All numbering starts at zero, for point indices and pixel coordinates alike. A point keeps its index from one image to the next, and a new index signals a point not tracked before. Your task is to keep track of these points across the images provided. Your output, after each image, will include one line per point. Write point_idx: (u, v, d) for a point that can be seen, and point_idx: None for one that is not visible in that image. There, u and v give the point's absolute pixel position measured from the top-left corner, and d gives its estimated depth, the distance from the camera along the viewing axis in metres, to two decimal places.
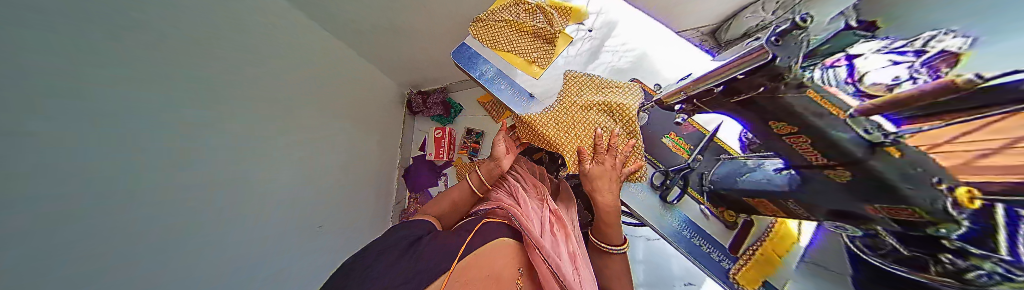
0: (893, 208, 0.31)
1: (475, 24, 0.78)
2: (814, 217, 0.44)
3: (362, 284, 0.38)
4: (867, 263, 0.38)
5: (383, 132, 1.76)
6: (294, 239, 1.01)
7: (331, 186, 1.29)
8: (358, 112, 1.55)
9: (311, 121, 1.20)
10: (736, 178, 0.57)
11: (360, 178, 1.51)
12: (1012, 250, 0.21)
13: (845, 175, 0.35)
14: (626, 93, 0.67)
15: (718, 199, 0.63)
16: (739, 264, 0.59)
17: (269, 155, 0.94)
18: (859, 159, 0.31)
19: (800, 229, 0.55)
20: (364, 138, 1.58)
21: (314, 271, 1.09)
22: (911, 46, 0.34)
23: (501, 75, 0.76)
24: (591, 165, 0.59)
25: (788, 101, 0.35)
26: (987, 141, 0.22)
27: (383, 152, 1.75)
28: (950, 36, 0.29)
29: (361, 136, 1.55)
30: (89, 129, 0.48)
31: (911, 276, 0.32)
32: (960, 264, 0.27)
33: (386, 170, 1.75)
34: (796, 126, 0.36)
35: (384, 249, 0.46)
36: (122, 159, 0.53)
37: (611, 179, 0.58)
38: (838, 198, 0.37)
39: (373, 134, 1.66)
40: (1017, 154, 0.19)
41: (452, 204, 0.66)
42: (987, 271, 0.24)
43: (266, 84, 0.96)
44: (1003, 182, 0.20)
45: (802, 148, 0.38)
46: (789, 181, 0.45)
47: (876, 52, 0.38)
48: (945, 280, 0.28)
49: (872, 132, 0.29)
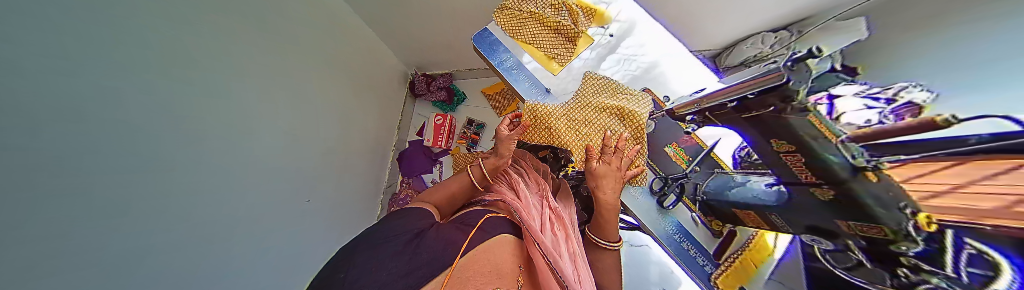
0: (864, 226, 0.35)
1: (500, 11, 0.78)
2: (791, 230, 0.49)
3: (357, 281, 0.32)
4: (831, 275, 0.43)
5: (381, 111, 1.70)
6: (271, 211, 0.95)
7: (319, 158, 1.23)
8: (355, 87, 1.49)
9: (299, 89, 1.13)
10: (725, 191, 0.61)
11: (352, 157, 1.46)
12: (955, 269, 0.25)
13: (829, 194, 0.38)
14: (638, 101, 0.70)
15: (708, 209, 0.67)
16: (721, 269, 0.65)
17: (246, 121, 0.88)
18: (844, 180, 0.35)
19: (774, 243, 0.56)
20: (357, 117, 1.50)
21: (294, 247, 1.04)
22: (885, 93, 0.32)
23: (520, 66, 0.76)
24: (597, 164, 0.61)
25: (791, 122, 0.38)
26: (930, 184, 0.26)
27: (378, 131, 1.69)
28: (916, 88, 0.28)
29: (355, 112, 1.48)
30: (23, 84, 0.40)
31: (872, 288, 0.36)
32: (914, 278, 0.31)
33: (379, 151, 1.69)
34: (794, 145, 0.39)
35: (381, 241, 0.41)
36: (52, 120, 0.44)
37: (614, 179, 0.60)
38: (817, 215, 0.41)
39: (369, 113, 1.61)
40: (962, 197, 0.23)
41: (450, 195, 0.60)
42: (933, 286, 0.28)
43: (236, 40, 0.86)
44: (948, 219, 0.24)
45: (796, 166, 0.42)
46: (778, 197, 0.48)
47: (854, 96, 0.36)
48: None
49: (858, 157, 0.33)
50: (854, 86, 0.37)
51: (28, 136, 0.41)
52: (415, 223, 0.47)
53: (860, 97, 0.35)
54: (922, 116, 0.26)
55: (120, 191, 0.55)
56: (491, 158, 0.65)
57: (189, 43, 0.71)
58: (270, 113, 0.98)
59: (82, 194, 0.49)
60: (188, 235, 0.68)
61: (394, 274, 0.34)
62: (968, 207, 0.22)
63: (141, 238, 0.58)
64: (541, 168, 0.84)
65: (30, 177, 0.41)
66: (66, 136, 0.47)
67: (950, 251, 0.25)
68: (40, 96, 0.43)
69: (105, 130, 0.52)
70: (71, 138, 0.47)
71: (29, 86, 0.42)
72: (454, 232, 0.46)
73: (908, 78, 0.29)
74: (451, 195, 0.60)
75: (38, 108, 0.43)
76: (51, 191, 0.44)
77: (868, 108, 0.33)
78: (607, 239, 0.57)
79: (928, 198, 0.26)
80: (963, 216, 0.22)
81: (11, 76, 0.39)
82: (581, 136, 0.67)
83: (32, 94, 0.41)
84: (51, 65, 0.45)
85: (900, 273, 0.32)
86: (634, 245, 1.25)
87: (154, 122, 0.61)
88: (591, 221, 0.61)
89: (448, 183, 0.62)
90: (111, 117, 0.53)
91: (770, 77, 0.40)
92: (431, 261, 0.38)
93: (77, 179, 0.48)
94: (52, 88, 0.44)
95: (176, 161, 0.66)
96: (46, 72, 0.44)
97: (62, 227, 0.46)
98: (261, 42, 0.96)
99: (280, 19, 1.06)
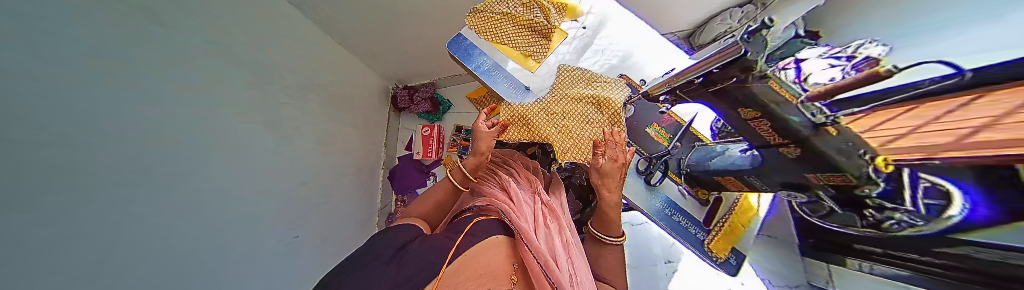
0: (831, 176, 0.37)
1: (473, 14, 0.76)
2: (769, 189, 0.52)
3: None
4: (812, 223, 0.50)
5: (369, 130, 1.59)
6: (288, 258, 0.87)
7: (321, 192, 1.13)
8: (343, 110, 1.37)
9: (293, 114, 1.03)
10: (707, 161, 0.63)
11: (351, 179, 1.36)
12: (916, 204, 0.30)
13: (795, 152, 0.40)
14: (612, 88, 0.72)
15: (693, 180, 0.69)
16: (710, 235, 0.68)
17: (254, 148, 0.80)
18: (804, 137, 0.37)
19: (758, 202, 0.68)
20: (350, 136, 1.41)
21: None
22: (845, 52, 0.36)
23: (497, 68, 0.76)
24: (597, 159, 0.60)
25: (753, 90, 0.39)
26: (887, 129, 0.28)
27: (368, 151, 1.58)
28: (874, 44, 0.31)
29: (346, 135, 1.37)
30: (39, 152, 0.34)
31: (848, 230, 0.42)
32: (879, 216, 0.36)
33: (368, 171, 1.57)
34: (761, 110, 0.40)
35: (367, 261, 0.39)
36: (63, 187, 0.37)
37: (618, 174, 0.60)
38: (791, 170, 0.43)
39: (360, 135, 1.50)
40: (922, 134, 0.25)
41: (436, 203, 0.61)
42: (898, 221, 0.34)
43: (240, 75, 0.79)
44: (916, 161, 0.26)
45: (763, 130, 0.43)
46: (753, 161, 0.51)
47: (818, 57, 0.39)
48: (872, 228, 0.38)
49: (818, 116, 0.34)
50: (818, 48, 0.40)
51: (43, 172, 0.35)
52: (402, 237, 0.44)
53: (824, 58, 0.38)
54: (875, 67, 0.29)
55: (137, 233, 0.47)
56: (471, 158, 0.64)
57: (199, 62, 0.64)
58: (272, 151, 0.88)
59: (97, 239, 0.41)
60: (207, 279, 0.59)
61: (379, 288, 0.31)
62: (922, 144, 0.25)
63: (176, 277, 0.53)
64: (529, 165, 0.85)
65: (29, 228, 0.33)
66: (84, 207, 0.40)
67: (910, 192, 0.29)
68: (60, 161, 0.37)
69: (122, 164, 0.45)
70: (60, 188, 0.37)
71: (50, 153, 0.36)
72: (442, 240, 0.43)
73: (868, 36, 0.33)
74: (437, 204, 0.61)
75: (54, 177, 0.36)
76: (76, 270, 0.38)
77: (833, 65, 0.36)
78: (609, 236, 0.59)
79: (889, 142, 0.28)
80: (925, 152, 0.24)
81: (34, 143, 0.34)
82: (561, 130, 0.66)
83: (49, 160, 0.36)
84: (71, 125, 0.38)
85: (864, 214, 0.38)
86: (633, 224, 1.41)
87: (174, 174, 0.55)
88: (596, 217, 0.62)
89: (434, 191, 0.63)
90: (105, 161, 0.42)
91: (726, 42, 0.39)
92: (418, 273, 0.34)
93: (90, 225, 0.41)
94: (72, 153, 0.38)
95: (184, 167, 0.57)
96: (67, 135, 0.38)
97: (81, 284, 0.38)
98: (259, 70, 0.87)
99: (276, 37, 0.97)
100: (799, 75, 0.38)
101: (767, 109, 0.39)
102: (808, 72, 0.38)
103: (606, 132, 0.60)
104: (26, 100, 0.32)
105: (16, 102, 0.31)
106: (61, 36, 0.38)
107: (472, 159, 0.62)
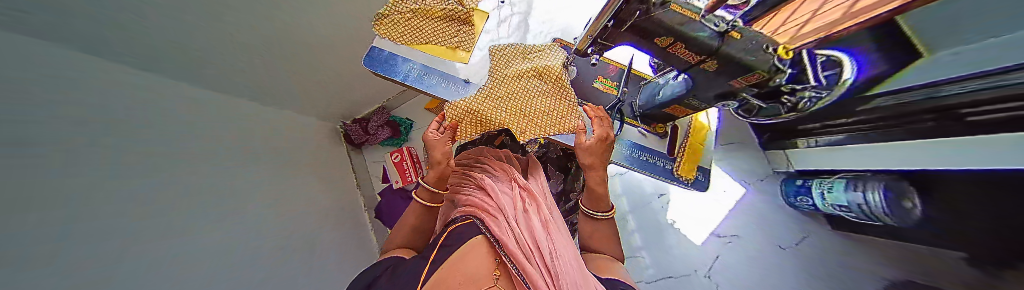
0: (748, 77, 0.44)
1: (379, 22, 0.70)
2: (708, 105, 0.57)
3: None
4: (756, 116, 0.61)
5: (343, 173, 1.39)
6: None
7: (333, 239, 1.00)
8: (317, 156, 1.21)
9: (283, 165, 0.89)
10: (653, 98, 0.66)
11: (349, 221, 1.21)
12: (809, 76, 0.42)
13: (714, 64, 0.44)
14: (549, 55, 0.73)
15: (648, 118, 0.73)
16: (677, 162, 0.73)
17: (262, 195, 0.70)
18: (716, 49, 0.40)
19: (706, 119, 0.76)
20: (333, 176, 1.28)
21: None
22: None
23: (428, 70, 0.71)
24: (585, 139, 0.61)
25: (660, 17, 0.38)
26: None
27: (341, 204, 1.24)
28: None
29: (327, 179, 1.21)
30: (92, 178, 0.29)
31: (782, 109, 0.54)
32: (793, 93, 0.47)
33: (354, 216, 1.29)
34: (672, 36, 0.40)
35: None
36: (107, 229, 0.30)
37: (606, 149, 0.59)
38: (716, 82, 0.48)
39: (340, 177, 1.33)
40: None
41: (410, 229, 0.57)
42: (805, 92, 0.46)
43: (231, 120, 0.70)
44: None
45: (682, 53, 0.44)
46: (685, 84, 0.55)
47: None
48: (792, 102, 0.50)
49: (721, 25, 0.37)
50: None
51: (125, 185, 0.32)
52: (370, 275, 0.40)
53: None
54: None
55: (190, 268, 0.41)
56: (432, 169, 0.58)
57: (191, 104, 0.57)
58: (281, 208, 0.78)
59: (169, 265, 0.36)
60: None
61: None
62: None
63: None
64: (501, 155, 0.83)
65: (80, 240, 0.26)
66: (124, 261, 0.31)
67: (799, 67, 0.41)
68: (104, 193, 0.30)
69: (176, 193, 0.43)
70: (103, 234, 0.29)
71: (95, 185, 0.29)
72: (416, 264, 0.40)
73: None
74: (413, 229, 0.57)
75: (101, 213, 0.29)
76: None
77: None
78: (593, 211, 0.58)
79: None
80: None
81: (87, 167, 0.29)
82: (513, 112, 0.66)
83: (97, 192, 0.29)
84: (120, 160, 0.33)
85: (783, 99, 0.49)
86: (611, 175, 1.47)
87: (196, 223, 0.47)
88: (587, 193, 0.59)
89: (404, 219, 0.59)
90: (140, 210, 0.36)
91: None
92: None
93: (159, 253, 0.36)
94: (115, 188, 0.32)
95: (204, 215, 0.49)
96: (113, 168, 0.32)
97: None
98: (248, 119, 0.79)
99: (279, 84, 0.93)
100: None
101: (676, 33, 0.39)
102: None
103: (589, 108, 0.62)
104: (79, 123, 0.29)
105: (77, 123, 0.28)
106: (101, 74, 0.34)
107: (433, 170, 0.57)
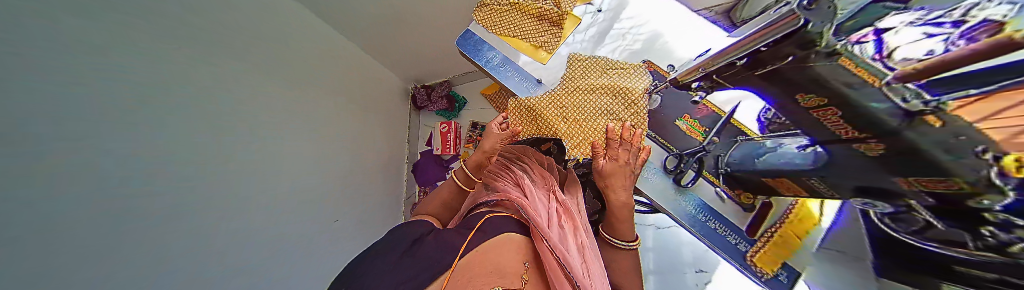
0: (929, 181, 0.27)
1: (480, 9, 0.77)
2: (838, 195, 0.43)
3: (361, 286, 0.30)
4: (879, 228, 0.44)
5: (386, 126, 1.65)
6: (281, 239, 0.89)
7: (331, 183, 1.18)
8: (364, 107, 1.46)
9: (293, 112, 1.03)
10: (754, 159, 0.55)
11: (362, 167, 1.41)
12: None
13: (878, 148, 0.31)
14: (632, 75, 0.68)
15: (734, 181, 0.63)
16: (756, 247, 0.63)
17: (271, 129, 0.91)
18: (895, 129, 0.27)
19: (821, 211, 0.57)
20: (364, 127, 1.46)
21: (310, 273, 1.00)
22: (950, 16, 0.23)
23: (507, 61, 0.76)
24: (603, 161, 0.58)
25: (818, 71, 0.30)
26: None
27: (377, 154, 1.55)
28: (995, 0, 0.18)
29: (355, 131, 1.39)
30: None
31: (947, 252, 0.32)
32: (1001, 237, 0.24)
33: (371, 165, 1.49)
34: (826, 97, 0.31)
35: (380, 251, 0.38)
36: None
37: (625, 176, 0.56)
38: (862, 174, 0.35)
39: (378, 131, 1.57)
40: None
41: (443, 202, 0.64)
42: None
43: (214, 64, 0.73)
44: None
45: (832, 122, 0.34)
46: (815, 158, 0.42)
47: (908, 25, 0.27)
48: (985, 253, 0.27)
49: (911, 100, 0.24)
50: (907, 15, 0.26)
51: (70, 109, 0.44)
52: (418, 229, 0.45)
53: (919, 25, 0.27)
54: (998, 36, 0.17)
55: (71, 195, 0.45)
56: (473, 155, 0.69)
57: (152, 46, 0.58)
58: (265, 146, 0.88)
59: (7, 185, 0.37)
60: (176, 238, 0.61)
61: (399, 277, 0.33)
62: None
63: (112, 236, 0.50)
64: (544, 162, 0.81)
65: None
66: None
67: (1004, 201, 0.21)
68: None
69: (147, 119, 0.56)
70: None
71: None
72: (454, 236, 0.42)
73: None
74: (444, 203, 0.64)
75: None
76: None
77: (930, 35, 0.25)
78: (611, 237, 0.56)
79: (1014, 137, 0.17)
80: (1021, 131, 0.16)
81: None
82: (573, 124, 0.65)
83: None
84: None
85: (970, 238, 0.28)
86: (645, 225, 1.31)
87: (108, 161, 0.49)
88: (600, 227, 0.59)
89: (439, 192, 0.66)
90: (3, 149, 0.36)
91: (755, 18, 0.37)
92: (431, 267, 0.35)
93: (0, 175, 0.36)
94: None
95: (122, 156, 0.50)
96: None
97: (89, 213, 0.47)
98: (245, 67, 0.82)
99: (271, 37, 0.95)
100: (882, 49, 0.28)
101: (836, 94, 0.30)
102: (891, 46, 0.27)
103: (620, 128, 0.59)
104: None
105: None
106: None
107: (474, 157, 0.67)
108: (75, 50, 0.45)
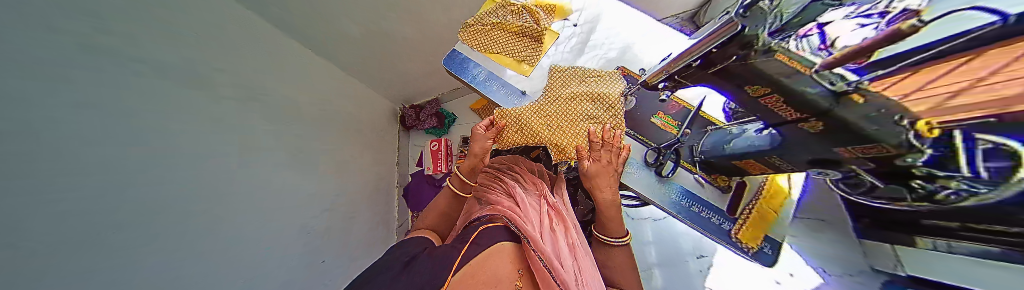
0: (863, 147, 0.32)
1: (464, 29, 0.81)
2: (795, 168, 0.48)
3: None
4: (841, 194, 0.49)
5: (379, 148, 1.64)
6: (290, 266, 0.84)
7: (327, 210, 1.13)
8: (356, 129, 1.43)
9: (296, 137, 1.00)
10: (723, 146, 0.60)
11: (360, 190, 1.37)
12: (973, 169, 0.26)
13: (817, 126, 0.36)
14: (608, 82, 0.73)
15: (710, 167, 0.68)
16: (738, 224, 0.67)
17: None
18: (825, 110, 0.33)
19: (789, 184, 0.66)
20: (358, 149, 1.42)
21: None
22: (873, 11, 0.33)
23: (492, 77, 0.80)
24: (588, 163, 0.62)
25: (759, 66, 0.35)
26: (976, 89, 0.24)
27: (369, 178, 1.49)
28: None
29: (354, 151, 1.37)
30: None
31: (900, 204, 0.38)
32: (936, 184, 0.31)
33: (367, 188, 1.45)
34: (767, 87, 0.37)
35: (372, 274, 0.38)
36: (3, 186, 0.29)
37: (609, 175, 0.60)
38: (814, 149, 0.40)
39: (369, 154, 1.53)
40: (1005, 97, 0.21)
41: (439, 215, 0.65)
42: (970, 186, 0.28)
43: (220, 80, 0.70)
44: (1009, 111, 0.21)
45: (778, 107, 0.39)
46: (772, 140, 0.47)
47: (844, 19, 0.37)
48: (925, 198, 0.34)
49: (838, 83, 0.31)
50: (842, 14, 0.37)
51: (99, 127, 0.43)
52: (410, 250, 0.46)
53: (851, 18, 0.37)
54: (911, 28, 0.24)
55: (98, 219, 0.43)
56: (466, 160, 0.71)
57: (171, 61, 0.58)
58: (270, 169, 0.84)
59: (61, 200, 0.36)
60: (175, 241, 0.53)
61: None
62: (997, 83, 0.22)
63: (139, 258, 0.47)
64: (535, 169, 0.85)
65: None
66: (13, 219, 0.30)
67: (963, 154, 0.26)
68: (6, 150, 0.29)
69: (157, 131, 0.52)
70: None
71: None
72: (449, 250, 0.43)
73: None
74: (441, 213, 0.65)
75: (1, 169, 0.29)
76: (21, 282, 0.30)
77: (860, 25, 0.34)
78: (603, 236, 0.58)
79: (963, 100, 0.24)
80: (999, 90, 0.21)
81: None
82: (557, 130, 0.69)
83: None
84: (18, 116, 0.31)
85: (909, 186, 0.35)
86: (641, 219, 1.36)
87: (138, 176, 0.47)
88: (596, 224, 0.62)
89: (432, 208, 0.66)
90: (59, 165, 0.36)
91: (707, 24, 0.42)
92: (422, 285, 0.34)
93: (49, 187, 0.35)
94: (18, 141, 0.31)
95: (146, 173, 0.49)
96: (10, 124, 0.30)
97: (127, 232, 0.45)
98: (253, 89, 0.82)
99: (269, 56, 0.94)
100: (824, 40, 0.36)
101: (775, 83, 0.35)
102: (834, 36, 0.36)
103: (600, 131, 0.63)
104: None
105: None
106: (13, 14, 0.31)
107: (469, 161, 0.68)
108: (89, 58, 0.43)
